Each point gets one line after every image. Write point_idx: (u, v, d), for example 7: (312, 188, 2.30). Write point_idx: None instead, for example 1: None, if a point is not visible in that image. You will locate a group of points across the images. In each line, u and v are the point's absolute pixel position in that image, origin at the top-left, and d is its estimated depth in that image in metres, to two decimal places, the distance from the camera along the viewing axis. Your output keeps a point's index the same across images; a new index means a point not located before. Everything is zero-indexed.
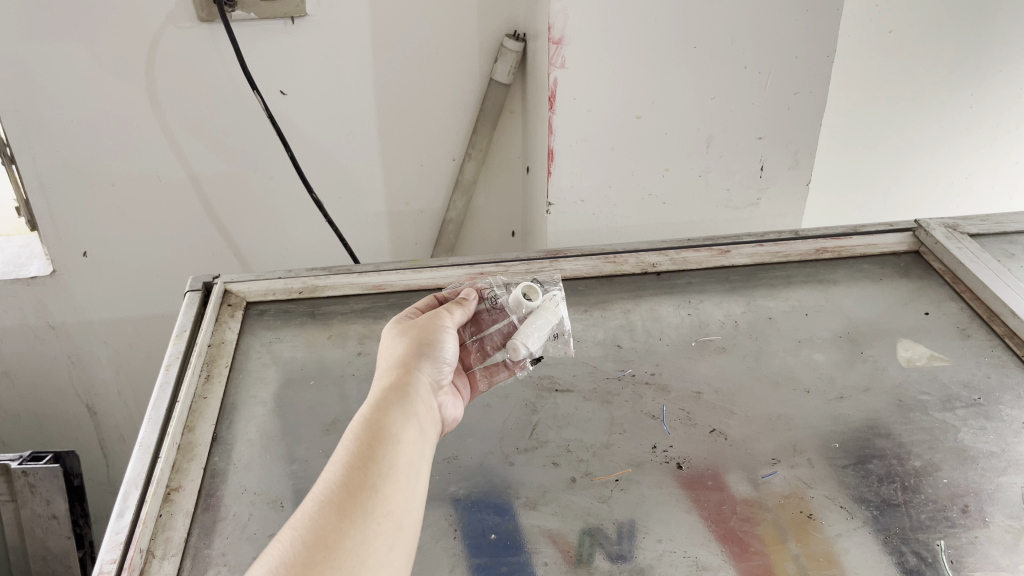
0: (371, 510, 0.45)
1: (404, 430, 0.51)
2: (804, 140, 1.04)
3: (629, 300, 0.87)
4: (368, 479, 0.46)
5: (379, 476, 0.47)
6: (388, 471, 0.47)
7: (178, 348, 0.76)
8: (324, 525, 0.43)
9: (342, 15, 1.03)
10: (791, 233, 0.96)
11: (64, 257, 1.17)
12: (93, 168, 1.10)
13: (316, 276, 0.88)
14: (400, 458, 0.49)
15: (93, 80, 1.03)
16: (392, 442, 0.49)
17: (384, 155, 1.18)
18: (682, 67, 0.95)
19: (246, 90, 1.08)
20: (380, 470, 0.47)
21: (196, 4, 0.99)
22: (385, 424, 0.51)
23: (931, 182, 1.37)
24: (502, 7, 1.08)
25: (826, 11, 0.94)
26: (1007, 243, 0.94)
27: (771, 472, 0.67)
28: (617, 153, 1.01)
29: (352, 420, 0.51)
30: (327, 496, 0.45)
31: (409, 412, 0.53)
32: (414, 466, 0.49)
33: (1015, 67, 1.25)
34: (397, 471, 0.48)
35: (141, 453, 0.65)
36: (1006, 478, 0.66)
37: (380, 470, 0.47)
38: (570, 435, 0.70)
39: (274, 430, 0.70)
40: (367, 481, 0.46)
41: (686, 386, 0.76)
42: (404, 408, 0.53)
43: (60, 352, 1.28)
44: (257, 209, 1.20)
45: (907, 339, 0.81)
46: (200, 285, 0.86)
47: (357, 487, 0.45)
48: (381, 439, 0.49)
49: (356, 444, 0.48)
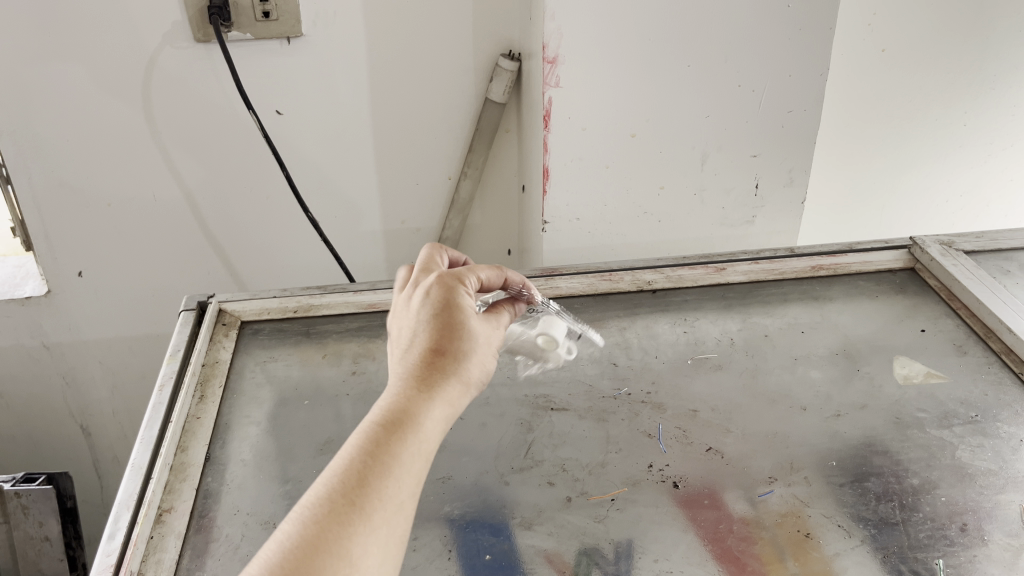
0: (394, 532, 0.42)
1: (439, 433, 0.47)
2: (798, 158, 1.05)
3: (625, 318, 0.87)
4: (400, 492, 0.43)
5: (409, 492, 0.44)
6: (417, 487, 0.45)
7: (172, 368, 0.76)
8: (347, 535, 0.40)
9: (338, 34, 1.04)
10: (787, 250, 0.96)
11: (59, 277, 1.17)
12: (90, 188, 1.11)
13: (310, 295, 0.88)
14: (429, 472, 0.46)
15: (89, 100, 1.03)
16: (429, 450, 0.46)
17: (380, 173, 1.18)
18: (676, 84, 0.96)
19: (243, 110, 1.08)
20: (412, 483, 0.44)
21: (192, 25, 1.00)
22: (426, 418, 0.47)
23: (926, 200, 1.37)
24: (497, 27, 1.09)
25: (817, 30, 0.95)
26: (1002, 260, 0.94)
27: (768, 490, 0.66)
28: (612, 171, 1.01)
29: (393, 398, 0.47)
30: (356, 497, 0.42)
31: (455, 414, 0.49)
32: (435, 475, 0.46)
33: (1008, 85, 1.26)
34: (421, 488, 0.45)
35: (133, 474, 0.64)
36: (1005, 496, 0.65)
37: (412, 485, 0.44)
38: (565, 454, 0.70)
39: (267, 450, 0.70)
40: (396, 495, 0.43)
41: (682, 404, 0.75)
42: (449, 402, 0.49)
43: (55, 372, 1.27)
44: (254, 228, 1.20)
45: (904, 356, 0.81)
46: (194, 304, 0.86)
47: (388, 498, 0.43)
48: (423, 443, 0.46)
49: (398, 443, 0.45)
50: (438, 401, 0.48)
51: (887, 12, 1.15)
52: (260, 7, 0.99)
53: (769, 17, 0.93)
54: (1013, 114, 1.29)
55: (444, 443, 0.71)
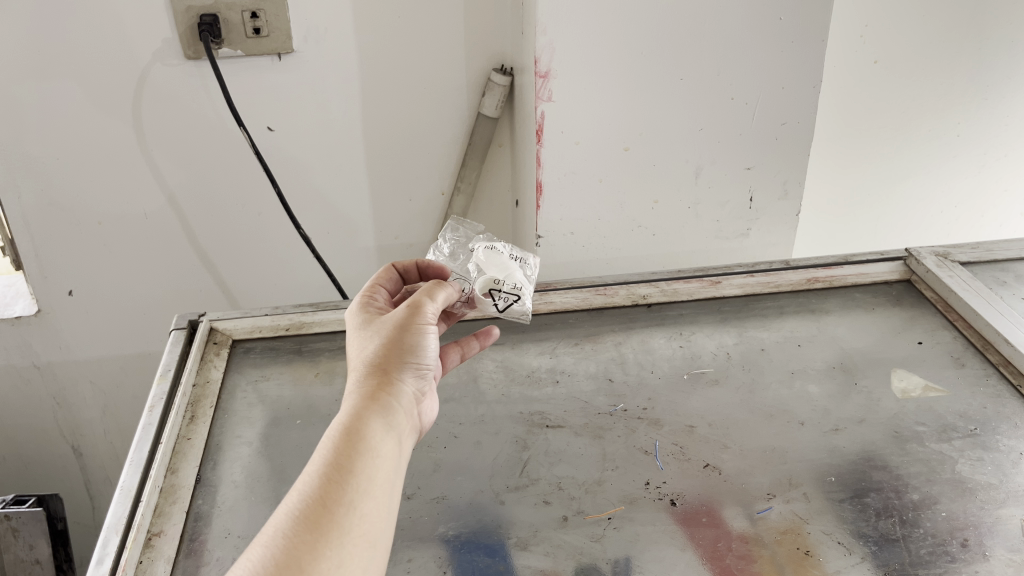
0: (350, 531, 0.45)
1: (382, 441, 0.50)
2: (793, 170, 1.04)
3: (620, 333, 0.86)
4: (346, 494, 0.46)
5: (358, 490, 0.47)
6: (366, 486, 0.47)
7: (162, 388, 0.75)
8: (297, 545, 0.43)
9: (329, 50, 1.04)
10: (783, 263, 0.96)
11: (49, 297, 1.16)
12: (79, 207, 1.10)
13: (303, 312, 0.87)
14: (381, 471, 0.49)
15: (81, 119, 1.03)
16: (372, 450, 0.49)
17: (372, 189, 1.17)
18: (669, 97, 0.95)
19: (233, 127, 1.08)
20: (360, 484, 0.47)
21: (182, 42, 0.99)
22: (363, 433, 0.50)
23: (920, 210, 1.37)
24: (489, 41, 1.08)
25: (810, 42, 0.95)
26: (999, 271, 0.93)
27: (767, 507, 0.65)
28: (606, 185, 1.00)
29: (330, 425, 0.51)
30: (301, 510, 0.45)
31: (392, 418, 0.52)
32: (391, 480, 0.50)
33: (1000, 94, 1.26)
34: (375, 486, 0.48)
35: (122, 496, 0.63)
36: (1005, 510, 0.64)
37: (359, 485, 0.47)
38: (561, 472, 0.69)
39: (259, 471, 0.69)
40: (342, 497, 0.46)
41: (678, 420, 0.74)
42: (386, 414, 0.52)
43: (45, 392, 1.26)
44: (245, 246, 1.19)
45: (901, 369, 0.80)
46: (185, 323, 0.85)
47: (334, 503, 0.46)
48: (359, 444, 0.49)
49: (335, 453, 0.48)
50: (366, 411, 0.51)
51: (879, 23, 1.16)
52: (251, 24, 0.99)
53: (762, 30, 0.93)
54: (1006, 123, 1.29)
55: (438, 463, 0.70)
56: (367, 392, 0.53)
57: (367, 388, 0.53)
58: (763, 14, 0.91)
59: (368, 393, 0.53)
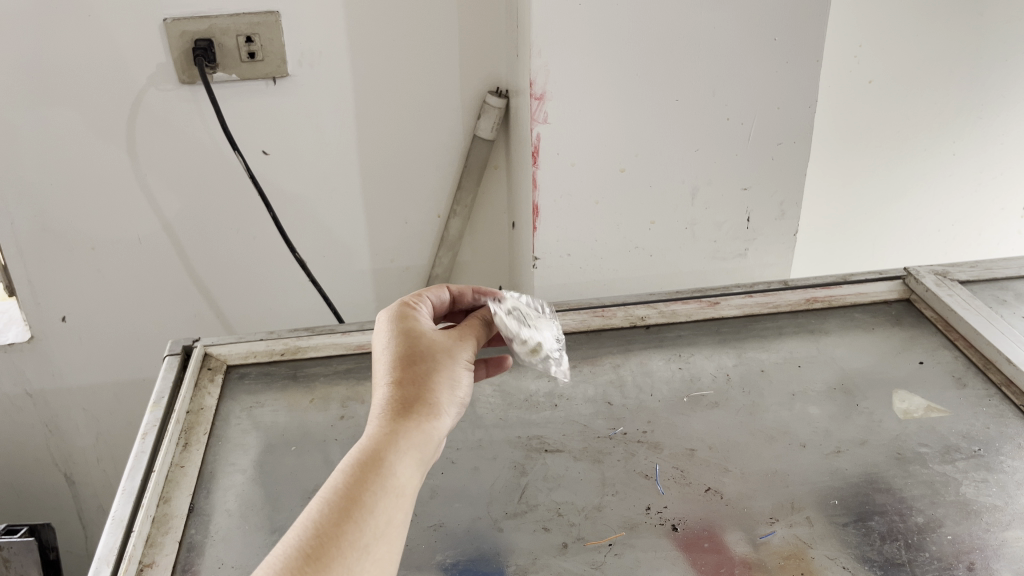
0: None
1: (407, 478, 0.49)
2: (789, 190, 1.04)
3: (618, 355, 0.85)
4: (360, 537, 0.45)
5: (373, 534, 0.46)
6: (383, 529, 0.47)
7: (155, 416, 0.74)
8: None
9: (323, 74, 1.04)
10: (780, 283, 0.95)
11: (42, 324, 1.15)
12: (73, 232, 1.09)
13: (298, 337, 0.86)
14: (400, 511, 0.48)
15: (75, 144, 1.03)
16: (395, 487, 0.48)
17: (367, 212, 1.17)
18: (666, 118, 0.95)
19: (228, 151, 1.08)
20: (376, 525, 0.46)
21: (177, 66, 0.99)
22: (390, 466, 0.49)
23: (917, 228, 1.37)
24: (483, 62, 1.08)
25: (804, 62, 0.95)
26: (999, 290, 0.93)
27: (769, 531, 0.64)
28: (602, 206, 1.00)
29: (357, 447, 0.50)
30: (313, 547, 0.44)
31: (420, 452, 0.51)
32: (408, 519, 0.49)
33: (995, 112, 1.26)
34: (392, 529, 0.47)
35: (114, 527, 0.62)
36: (1011, 532, 0.63)
37: (375, 527, 0.46)
38: (560, 497, 0.68)
39: (254, 500, 0.68)
40: (357, 539, 0.45)
41: (678, 443, 0.74)
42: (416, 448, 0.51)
43: (37, 419, 1.24)
44: (240, 270, 1.18)
45: (902, 390, 0.79)
46: (179, 349, 0.84)
47: (348, 544, 0.45)
48: (382, 482, 0.48)
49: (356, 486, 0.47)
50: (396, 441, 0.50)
51: (872, 44, 1.16)
52: (245, 48, 0.99)
53: (756, 50, 0.93)
54: (1002, 141, 1.30)
55: (435, 489, 0.69)
56: (398, 419, 0.51)
57: (400, 413, 0.52)
58: (757, 35, 0.92)
59: (402, 417, 0.52)
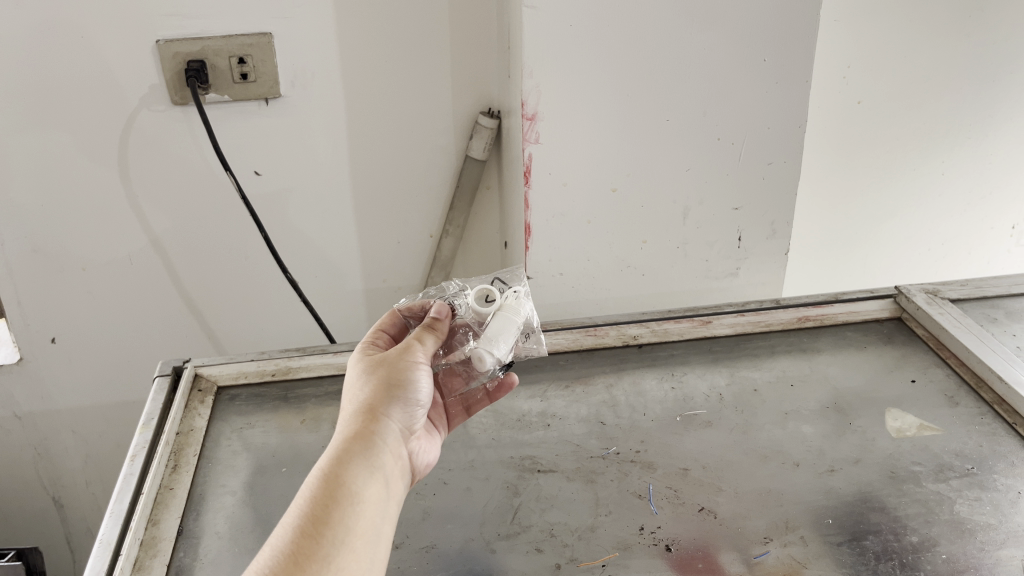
0: None
1: (365, 487, 0.50)
2: (780, 209, 1.05)
3: (611, 374, 0.85)
4: (321, 547, 0.46)
5: (334, 543, 0.46)
6: (344, 537, 0.47)
7: (144, 437, 0.73)
8: None
9: (316, 94, 1.04)
10: (773, 301, 0.95)
11: (32, 346, 1.15)
12: (64, 254, 1.09)
13: (289, 357, 0.86)
14: (361, 519, 0.49)
15: (67, 166, 1.03)
16: (351, 497, 0.49)
17: (360, 231, 1.17)
18: (657, 138, 0.96)
19: (220, 171, 1.08)
20: (337, 535, 0.47)
21: (169, 87, 0.99)
22: (344, 480, 0.50)
23: (908, 249, 1.38)
24: (475, 83, 1.09)
25: (793, 83, 0.96)
26: (989, 308, 0.93)
27: (764, 551, 0.64)
28: (594, 226, 1.00)
29: (311, 473, 0.51)
30: (274, 566, 0.44)
31: (375, 464, 0.52)
32: (375, 527, 0.49)
33: (983, 133, 1.28)
34: (355, 537, 0.48)
35: (102, 549, 0.61)
36: (1006, 551, 0.63)
37: (335, 536, 0.47)
38: (554, 518, 0.68)
39: (245, 522, 0.67)
40: (317, 551, 0.46)
41: (672, 463, 0.73)
42: (369, 460, 0.52)
43: (26, 442, 1.23)
44: (232, 291, 1.18)
45: (896, 408, 0.79)
46: (169, 369, 0.83)
47: (309, 556, 0.45)
48: (340, 495, 0.49)
49: (313, 503, 0.48)
50: (347, 458, 0.51)
51: (862, 65, 1.17)
52: (237, 69, 0.99)
53: (745, 71, 0.94)
54: (991, 162, 1.31)
55: (427, 510, 0.68)
56: (349, 440, 0.53)
57: (349, 432, 0.53)
58: (747, 56, 0.93)
59: (351, 438, 0.53)
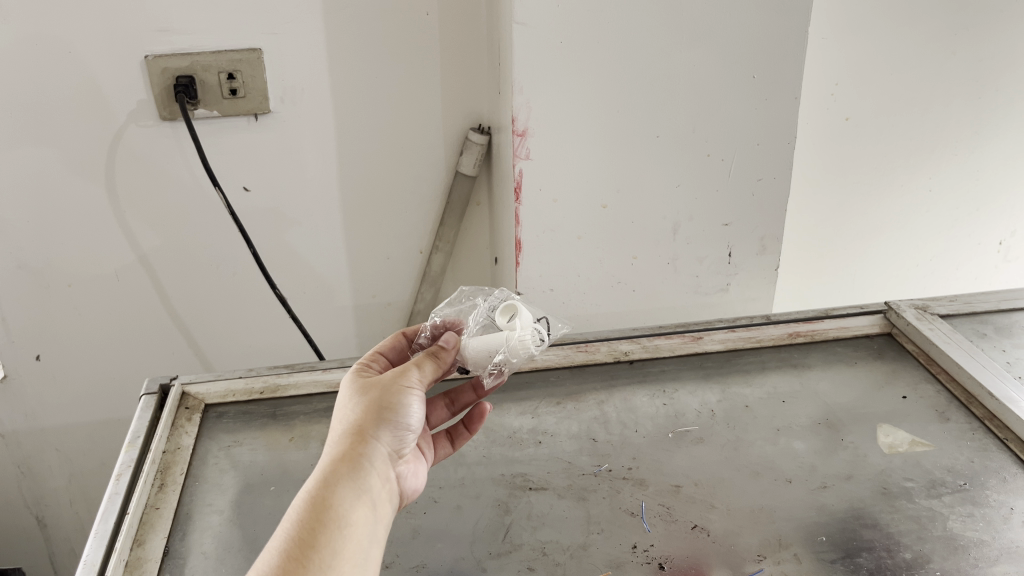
0: None
1: (352, 511, 0.50)
2: (769, 225, 1.05)
3: (602, 391, 0.85)
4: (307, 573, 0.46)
5: (320, 568, 0.46)
6: (331, 563, 0.47)
7: (131, 455, 0.72)
8: None
9: (305, 110, 1.04)
10: (763, 317, 0.95)
11: (17, 362, 1.13)
12: (50, 270, 1.08)
13: (278, 375, 0.85)
14: (348, 543, 0.48)
15: (54, 181, 1.02)
16: (338, 520, 0.49)
17: (349, 248, 1.16)
18: (647, 155, 0.96)
19: (209, 187, 1.07)
20: (324, 560, 0.47)
21: (158, 102, 0.99)
22: (331, 504, 0.49)
23: (896, 266, 1.38)
24: (465, 100, 1.09)
25: (782, 99, 0.96)
26: (978, 323, 0.93)
27: (757, 568, 0.64)
28: (585, 241, 1.00)
29: (299, 494, 0.50)
30: None
31: (363, 487, 0.51)
32: (362, 551, 0.49)
33: (969, 150, 1.29)
34: (342, 561, 0.47)
35: (86, 571, 0.60)
36: (999, 567, 0.63)
37: (321, 561, 0.46)
38: (545, 536, 0.67)
39: (233, 542, 0.66)
40: None
41: (664, 479, 0.73)
42: (357, 483, 0.51)
43: (10, 461, 1.21)
44: (220, 307, 1.17)
45: (887, 424, 0.79)
46: (156, 387, 0.82)
47: None
48: (327, 519, 0.48)
49: (300, 528, 0.48)
50: (334, 481, 0.51)
51: (849, 82, 1.18)
52: (227, 85, 0.99)
53: (735, 88, 0.94)
54: (977, 179, 1.32)
55: (417, 529, 0.68)
56: (337, 463, 0.52)
57: (338, 454, 0.53)
58: (736, 73, 0.93)
59: (339, 460, 0.52)
